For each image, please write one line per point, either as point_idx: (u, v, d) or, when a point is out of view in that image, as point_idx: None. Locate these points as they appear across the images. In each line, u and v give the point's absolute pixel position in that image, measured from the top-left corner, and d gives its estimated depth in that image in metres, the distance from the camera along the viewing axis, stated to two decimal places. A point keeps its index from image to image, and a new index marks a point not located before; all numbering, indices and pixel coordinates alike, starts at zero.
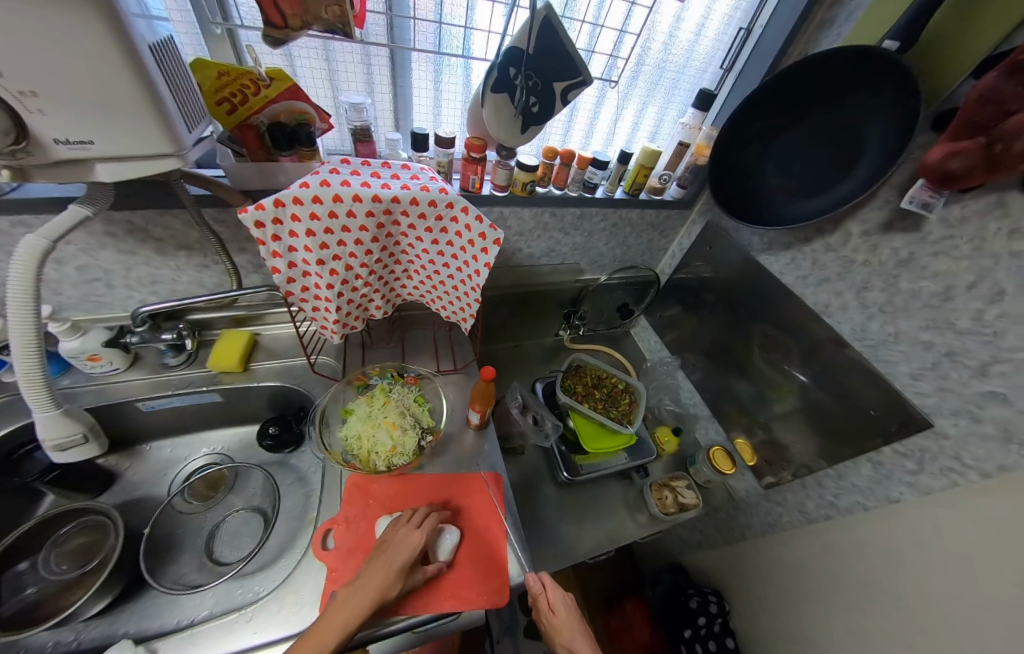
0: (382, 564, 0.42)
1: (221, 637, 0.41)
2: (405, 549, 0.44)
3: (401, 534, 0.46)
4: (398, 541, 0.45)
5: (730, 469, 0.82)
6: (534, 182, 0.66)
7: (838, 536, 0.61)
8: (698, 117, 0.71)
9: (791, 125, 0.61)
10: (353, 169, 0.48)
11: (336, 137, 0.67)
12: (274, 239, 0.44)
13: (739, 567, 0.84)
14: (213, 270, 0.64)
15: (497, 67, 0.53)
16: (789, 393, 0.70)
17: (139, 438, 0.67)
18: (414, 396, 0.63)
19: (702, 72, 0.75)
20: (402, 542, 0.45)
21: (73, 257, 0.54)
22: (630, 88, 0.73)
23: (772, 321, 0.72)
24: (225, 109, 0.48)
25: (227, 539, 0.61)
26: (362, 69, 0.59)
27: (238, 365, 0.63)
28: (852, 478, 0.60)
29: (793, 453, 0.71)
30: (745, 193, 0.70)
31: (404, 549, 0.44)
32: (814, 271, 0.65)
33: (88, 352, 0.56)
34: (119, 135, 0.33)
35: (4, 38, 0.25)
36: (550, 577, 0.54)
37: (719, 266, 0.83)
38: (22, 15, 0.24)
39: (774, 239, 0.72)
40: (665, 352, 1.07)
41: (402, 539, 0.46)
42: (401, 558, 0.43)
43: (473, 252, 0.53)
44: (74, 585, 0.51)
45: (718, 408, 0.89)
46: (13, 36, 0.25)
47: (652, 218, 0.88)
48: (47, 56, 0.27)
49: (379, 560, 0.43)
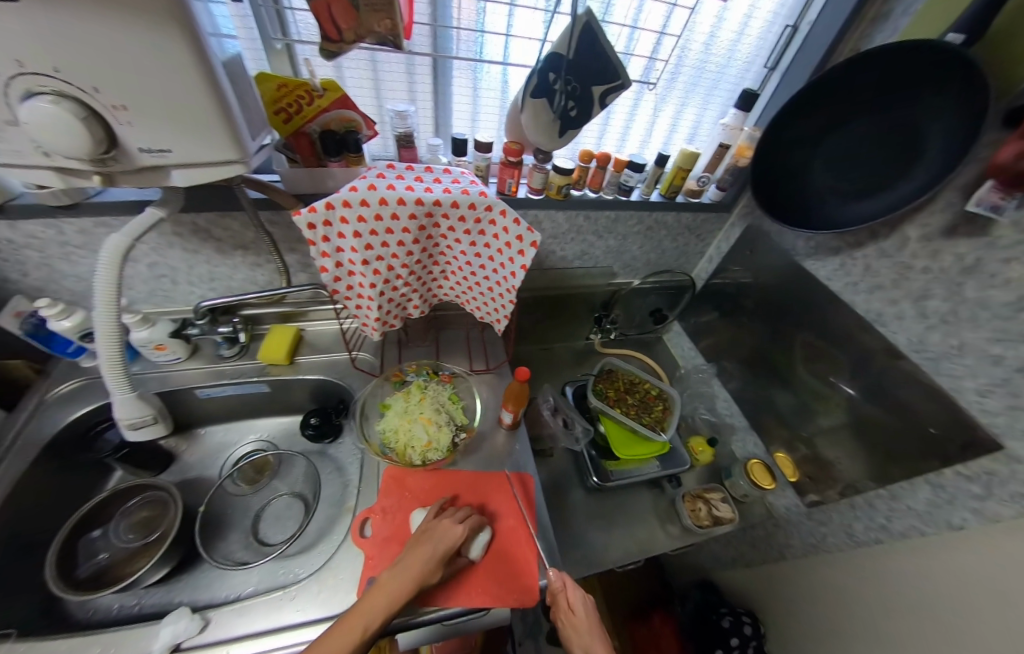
0: (425, 549, 0.44)
1: (267, 611, 0.43)
2: (446, 539, 0.45)
3: (443, 524, 0.47)
4: (440, 531, 0.46)
5: (770, 484, 0.77)
6: (569, 185, 0.67)
7: (891, 562, 0.57)
8: (740, 117, 0.69)
9: (845, 122, 0.58)
10: (398, 174, 0.50)
11: (381, 143, 0.70)
12: (324, 240, 0.46)
13: (777, 588, 0.80)
14: (264, 269, 0.68)
15: (537, 73, 0.54)
16: (836, 406, 0.66)
17: (195, 423, 0.72)
18: (448, 394, 0.65)
19: (745, 71, 0.73)
20: (444, 532, 0.46)
21: (146, 256, 0.60)
22: (668, 89, 0.72)
23: (818, 329, 0.69)
24: (282, 118, 0.51)
25: (271, 521, 0.64)
26: (405, 78, 0.62)
27: (285, 358, 0.68)
28: (908, 500, 0.55)
29: (839, 470, 0.66)
30: (791, 194, 0.67)
31: (446, 539, 0.45)
32: (867, 277, 0.61)
33: (155, 341, 0.61)
34: (192, 144, 0.36)
35: (86, 51, 0.28)
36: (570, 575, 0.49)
37: (760, 271, 0.80)
38: (99, 29, 0.27)
39: (821, 244, 0.68)
40: (700, 359, 1.04)
41: (444, 529, 0.47)
42: (443, 548, 0.44)
43: (510, 254, 0.53)
44: (138, 554, 0.55)
45: (757, 420, 0.86)
46: (93, 49, 0.28)
47: (688, 222, 0.86)
48: (125, 68, 0.29)
49: (422, 545, 0.44)
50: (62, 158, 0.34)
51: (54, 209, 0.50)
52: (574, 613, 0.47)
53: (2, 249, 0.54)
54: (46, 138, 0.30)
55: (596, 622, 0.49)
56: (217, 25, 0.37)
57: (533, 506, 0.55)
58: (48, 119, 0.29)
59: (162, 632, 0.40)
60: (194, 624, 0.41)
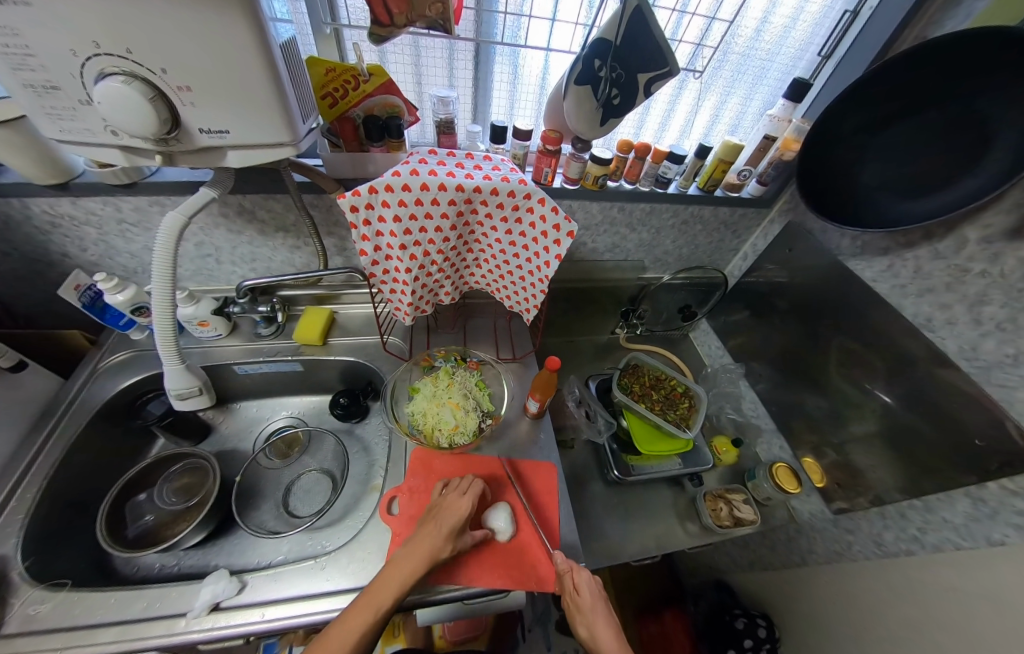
0: (433, 528, 0.44)
1: (300, 578, 0.45)
2: (454, 514, 0.46)
3: (449, 500, 0.48)
4: (454, 506, 0.47)
5: (796, 488, 0.75)
6: (606, 176, 0.66)
7: (922, 577, 0.55)
8: (789, 109, 0.66)
9: (905, 114, 0.54)
10: (439, 159, 0.50)
11: (420, 130, 0.71)
12: (364, 223, 0.46)
13: (797, 594, 0.79)
14: (303, 251, 0.69)
15: (583, 59, 0.53)
16: (870, 413, 0.64)
17: (231, 397, 0.76)
18: (476, 380, 0.66)
19: (796, 60, 0.70)
20: (450, 507, 0.47)
21: (194, 235, 0.63)
22: (713, 79, 0.70)
23: (857, 333, 0.66)
24: (328, 103, 0.51)
25: (301, 494, 0.67)
26: (445, 63, 0.62)
27: (319, 339, 0.70)
28: (945, 512, 0.54)
29: (869, 478, 0.64)
30: (840, 190, 0.64)
31: (452, 514, 0.46)
32: (916, 280, 0.58)
33: (199, 317, 0.64)
34: (247, 125, 0.36)
35: (154, 26, 0.28)
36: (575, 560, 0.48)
37: (797, 269, 0.78)
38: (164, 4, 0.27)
39: (869, 243, 0.65)
40: (727, 359, 1.02)
41: (449, 505, 0.47)
42: (451, 523, 0.45)
43: (546, 243, 0.52)
44: (179, 518, 0.58)
45: (785, 422, 0.84)
46: (158, 23, 0.28)
47: (725, 217, 0.84)
48: (186, 45, 0.29)
49: (430, 525, 0.45)
50: (127, 137, 0.36)
51: (115, 187, 0.53)
52: (580, 595, 0.46)
53: (66, 224, 0.58)
54: (116, 117, 0.32)
55: (598, 597, 0.46)
56: (272, 8, 0.35)
57: (553, 492, 0.56)
58: (119, 98, 0.30)
59: (203, 591, 0.43)
60: (232, 586, 0.44)
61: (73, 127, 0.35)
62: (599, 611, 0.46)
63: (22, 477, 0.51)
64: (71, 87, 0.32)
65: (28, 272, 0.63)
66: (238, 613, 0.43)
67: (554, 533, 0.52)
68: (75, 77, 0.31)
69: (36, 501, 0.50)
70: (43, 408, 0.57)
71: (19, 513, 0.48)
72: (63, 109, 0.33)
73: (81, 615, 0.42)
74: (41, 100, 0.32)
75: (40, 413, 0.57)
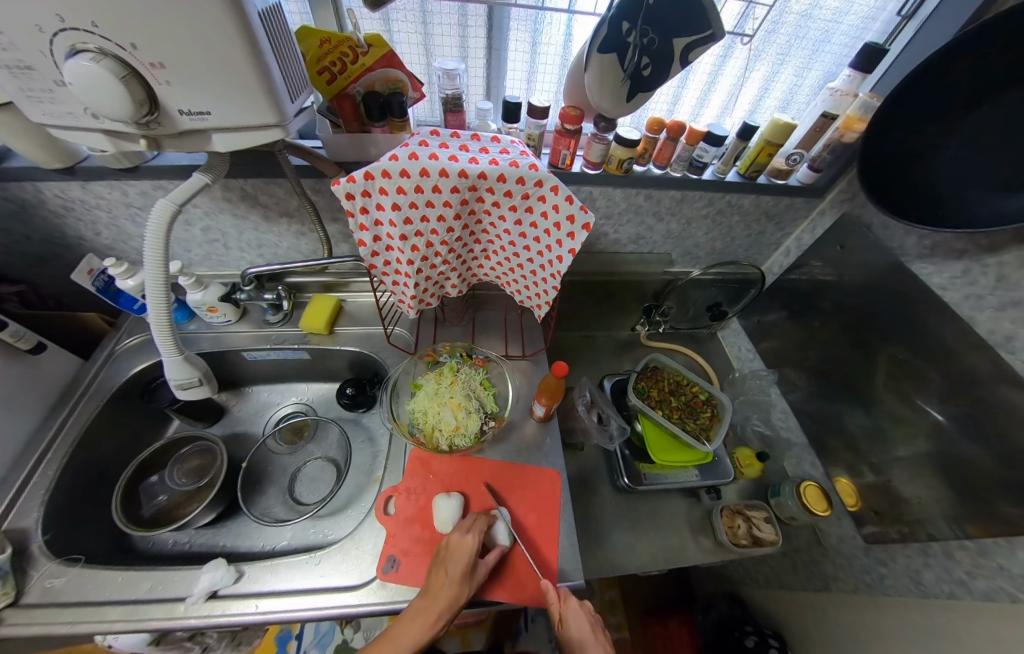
0: (444, 576, 0.40)
1: (296, 573, 0.45)
2: (464, 554, 0.42)
3: (454, 539, 0.44)
4: (460, 546, 0.43)
5: (826, 511, 0.69)
6: (632, 159, 0.59)
7: (963, 625, 0.49)
8: (856, 80, 0.56)
9: (1012, 82, 0.43)
10: (442, 141, 0.45)
11: (428, 107, 0.67)
12: (362, 212, 0.43)
13: (818, 620, 0.74)
14: (308, 238, 0.67)
15: (608, 23, 0.46)
16: (920, 435, 0.56)
17: (243, 383, 0.77)
18: (480, 379, 0.63)
19: (868, 22, 0.59)
20: (459, 548, 0.43)
21: (199, 220, 0.62)
22: (763, 45, 0.60)
23: (913, 346, 0.58)
24: (326, 78, 0.47)
25: (306, 482, 0.67)
26: (457, 32, 0.56)
27: (324, 328, 0.69)
28: (1001, 560, 0.47)
29: (912, 509, 0.57)
30: (909, 178, 0.54)
31: (463, 555, 0.42)
32: (998, 290, 0.49)
33: (208, 304, 0.64)
34: (227, 106, 0.32)
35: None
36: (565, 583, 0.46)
37: (848, 269, 0.69)
38: None
39: (940, 243, 0.56)
40: (758, 363, 0.95)
41: (457, 544, 0.43)
42: (463, 566, 0.41)
43: (558, 236, 0.47)
44: (190, 499, 0.60)
45: (819, 437, 0.77)
46: None
47: (767, 207, 0.75)
48: (153, 21, 0.26)
49: (441, 572, 0.41)
50: (108, 121, 0.33)
51: (118, 171, 0.52)
52: (564, 627, 0.43)
53: (78, 208, 0.58)
54: (90, 100, 0.28)
55: (592, 631, 0.43)
56: None
57: (556, 500, 0.53)
58: (90, 81, 0.27)
59: (202, 578, 0.43)
60: (229, 575, 0.44)
61: (55, 111, 0.32)
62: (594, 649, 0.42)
63: (43, 455, 0.53)
64: (45, 68, 0.28)
65: (49, 254, 0.65)
66: (235, 602, 0.43)
67: (552, 553, 0.49)
68: (46, 55, 0.28)
69: (55, 478, 0.52)
70: (65, 389, 0.59)
71: (39, 489, 0.51)
72: (41, 91, 0.30)
73: (92, 592, 0.44)
74: (18, 81, 0.30)
75: (61, 394, 0.59)
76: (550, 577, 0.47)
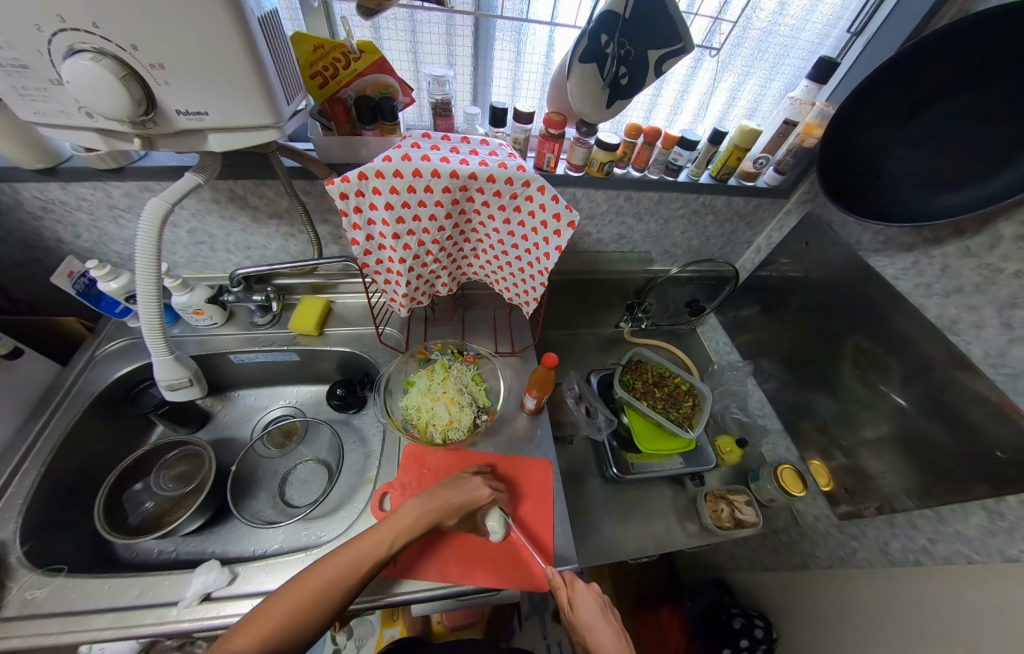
0: (453, 490, 0.47)
1: (291, 572, 0.45)
2: (472, 495, 0.47)
3: (472, 478, 0.49)
4: (473, 483, 0.48)
5: (801, 492, 0.73)
6: (612, 162, 0.62)
7: (927, 588, 0.53)
8: (813, 90, 0.62)
9: (943, 95, 0.49)
10: (433, 143, 0.48)
11: (416, 112, 0.69)
12: (355, 211, 0.44)
13: (799, 596, 0.78)
14: (297, 239, 0.68)
15: (587, 35, 0.49)
16: (882, 415, 0.61)
17: (229, 386, 0.75)
18: (472, 375, 0.64)
19: (823, 38, 0.65)
20: (473, 484, 0.48)
21: (186, 222, 0.62)
22: (731, 57, 0.65)
23: (872, 334, 0.63)
24: (318, 83, 0.48)
25: (297, 485, 0.67)
26: (444, 40, 0.59)
27: (314, 329, 0.69)
28: (958, 525, 0.51)
29: (879, 485, 0.61)
30: (863, 178, 0.59)
31: (472, 493, 0.47)
32: (944, 279, 0.54)
33: (194, 306, 0.63)
34: (225, 106, 0.33)
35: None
36: (572, 571, 0.48)
37: (813, 264, 0.74)
38: None
39: (892, 238, 0.61)
40: (735, 355, 1.00)
41: (474, 481, 0.49)
42: (467, 499, 0.46)
43: (545, 234, 0.50)
44: (177, 506, 0.58)
45: (793, 423, 0.81)
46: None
47: (738, 207, 0.80)
48: (158, 24, 0.27)
49: (451, 489, 0.47)
50: (103, 120, 0.33)
51: (103, 172, 0.51)
52: (574, 611, 0.45)
53: (57, 209, 0.57)
54: (88, 98, 0.29)
55: (600, 615, 0.45)
56: None
57: (551, 491, 0.55)
58: (88, 79, 0.27)
59: (194, 580, 0.43)
60: (223, 577, 0.44)
61: (48, 109, 0.33)
62: (605, 634, 0.44)
63: (19, 465, 0.51)
64: (40, 67, 0.29)
65: (25, 258, 0.63)
66: (230, 604, 0.43)
67: (546, 544, 0.50)
68: (43, 54, 0.28)
69: (35, 486, 0.50)
70: (41, 397, 0.58)
71: (18, 497, 0.49)
72: (35, 90, 0.31)
73: (78, 601, 0.43)
74: (11, 79, 0.30)
75: (39, 401, 0.57)
76: (551, 563, 0.49)
